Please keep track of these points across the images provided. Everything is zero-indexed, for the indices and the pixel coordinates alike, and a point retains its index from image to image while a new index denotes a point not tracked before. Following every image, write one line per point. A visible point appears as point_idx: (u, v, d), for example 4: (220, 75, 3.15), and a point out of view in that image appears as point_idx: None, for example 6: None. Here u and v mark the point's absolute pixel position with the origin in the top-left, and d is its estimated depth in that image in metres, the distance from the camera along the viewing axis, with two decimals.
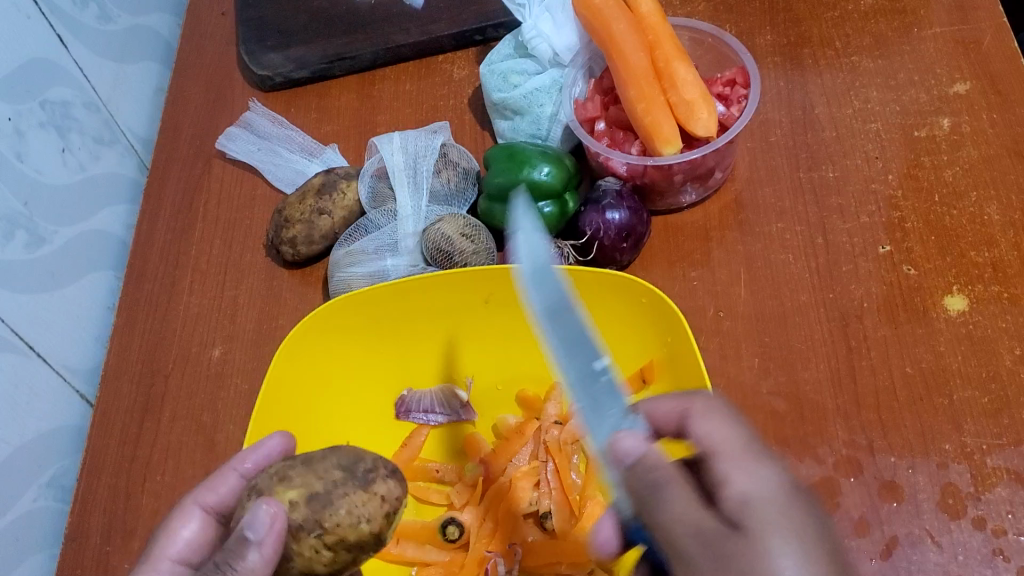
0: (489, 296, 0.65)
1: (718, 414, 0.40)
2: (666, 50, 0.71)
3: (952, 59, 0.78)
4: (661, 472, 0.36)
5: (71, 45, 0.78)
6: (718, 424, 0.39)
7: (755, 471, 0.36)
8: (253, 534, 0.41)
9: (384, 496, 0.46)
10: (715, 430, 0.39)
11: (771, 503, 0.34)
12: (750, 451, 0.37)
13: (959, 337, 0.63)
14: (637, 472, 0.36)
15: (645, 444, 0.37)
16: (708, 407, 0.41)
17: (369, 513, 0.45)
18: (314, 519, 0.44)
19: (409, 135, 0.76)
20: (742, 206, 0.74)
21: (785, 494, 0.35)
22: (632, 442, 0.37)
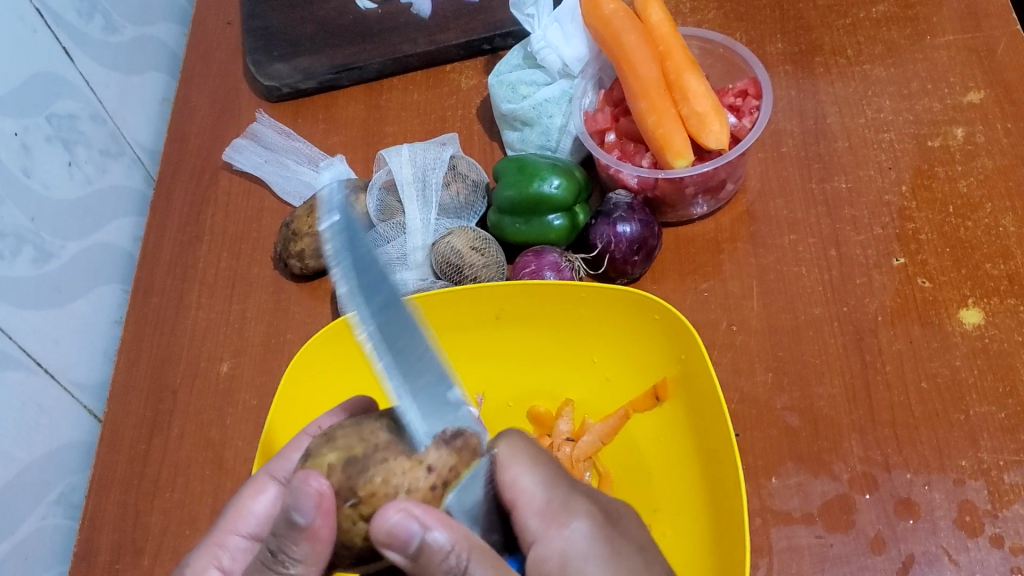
0: (501, 311, 0.65)
1: (521, 463, 0.41)
2: (677, 61, 0.70)
3: (965, 67, 0.77)
4: (462, 556, 0.36)
5: (76, 57, 0.77)
6: (512, 481, 0.41)
7: (568, 527, 0.41)
8: (302, 518, 0.37)
9: (432, 467, 0.39)
10: (520, 487, 0.41)
11: (590, 556, 0.41)
12: (554, 507, 0.41)
13: (975, 351, 0.62)
14: (428, 563, 0.36)
15: (423, 528, 0.36)
16: (512, 455, 0.41)
17: (408, 484, 0.39)
18: (353, 486, 0.39)
19: (418, 147, 0.76)
20: (754, 217, 0.73)
21: (595, 547, 0.41)
22: (414, 528, 0.36)
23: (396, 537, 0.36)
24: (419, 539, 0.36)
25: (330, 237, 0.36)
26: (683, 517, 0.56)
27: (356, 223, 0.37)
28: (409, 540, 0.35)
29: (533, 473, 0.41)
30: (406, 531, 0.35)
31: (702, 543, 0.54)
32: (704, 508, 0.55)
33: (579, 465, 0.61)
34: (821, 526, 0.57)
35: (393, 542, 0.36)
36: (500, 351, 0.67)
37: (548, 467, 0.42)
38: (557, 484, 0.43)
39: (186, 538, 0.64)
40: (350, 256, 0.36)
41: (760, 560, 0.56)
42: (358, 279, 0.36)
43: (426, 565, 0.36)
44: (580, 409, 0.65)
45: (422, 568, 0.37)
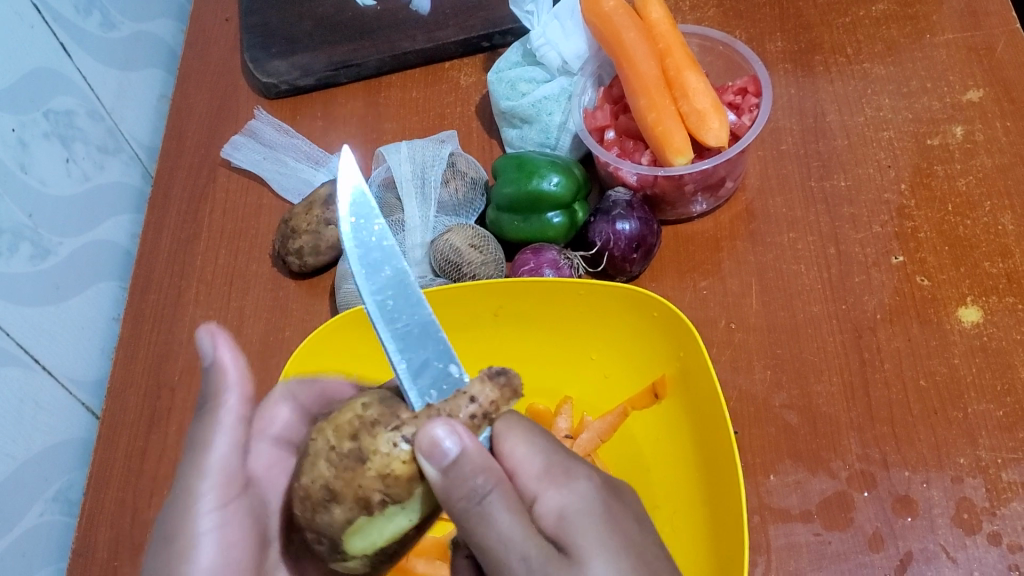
0: (498, 308, 0.65)
1: (516, 432, 0.40)
2: (677, 58, 0.70)
3: (964, 66, 0.77)
4: (488, 481, 0.37)
5: (74, 53, 0.77)
6: (508, 450, 0.40)
7: (567, 487, 0.40)
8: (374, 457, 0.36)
9: (475, 397, 0.40)
10: (516, 455, 0.40)
11: (590, 512, 0.39)
12: (555, 467, 0.41)
13: (973, 349, 0.62)
14: (455, 480, 0.37)
15: (460, 443, 0.36)
16: (507, 426, 0.40)
17: (451, 409, 0.39)
18: (395, 412, 0.40)
19: (417, 144, 0.76)
20: (754, 215, 0.73)
21: (595, 507, 0.39)
22: (449, 441, 0.36)
23: (431, 450, 0.36)
24: (454, 453, 0.36)
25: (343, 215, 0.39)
26: (680, 515, 0.57)
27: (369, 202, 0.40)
28: (440, 456, 0.36)
29: (529, 441, 0.40)
30: (443, 444, 0.36)
31: (700, 542, 0.54)
32: (701, 507, 0.55)
33: None
34: (819, 524, 0.57)
35: (432, 451, 0.36)
36: (499, 350, 0.66)
37: (548, 436, 0.42)
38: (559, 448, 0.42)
39: None
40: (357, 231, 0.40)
41: (758, 558, 0.56)
42: (366, 254, 0.39)
43: (455, 481, 0.37)
44: (579, 407, 0.66)
45: (450, 484, 0.37)
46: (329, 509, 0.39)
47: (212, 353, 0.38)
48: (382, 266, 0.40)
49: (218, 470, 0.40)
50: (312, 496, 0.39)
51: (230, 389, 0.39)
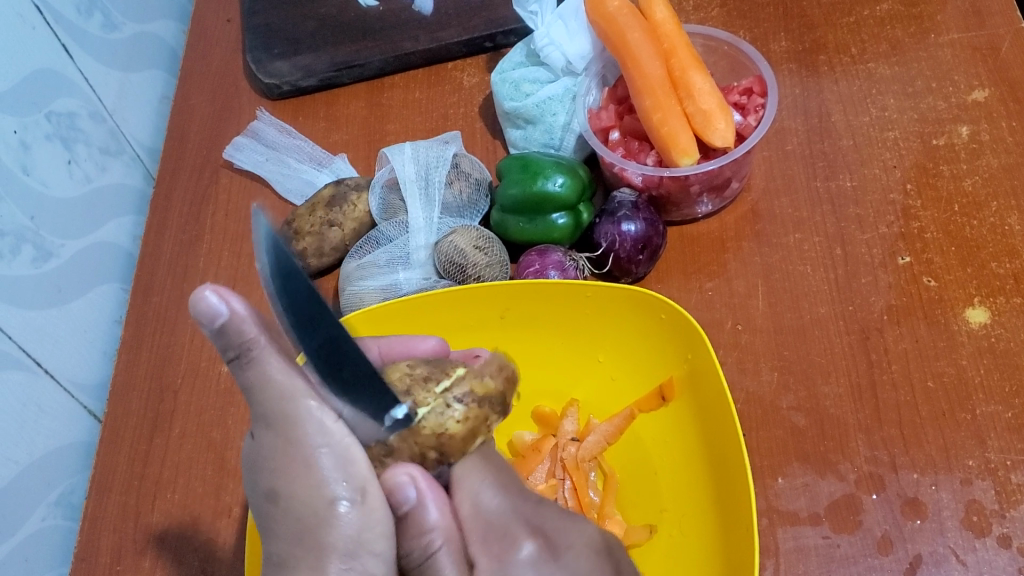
0: (504, 310, 0.64)
1: (467, 486, 0.43)
2: (682, 59, 0.69)
3: (970, 66, 0.77)
4: (435, 542, 0.40)
5: (76, 55, 0.77)
6: (456, 502, 0.43)
7: (504, 559, 0.42)
8: (394, 478, 0.40)
9: (502, 364, 0.47)
10: (464, 507, 0.43)
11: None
12: (492, 534, 0.43)
13: (981, 350, 0.62)
14: (408, 531, 0.41)
15: (419, 494, 0.40)
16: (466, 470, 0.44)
17: (490, 372, 0.46)
18: (441, 372, 0.45)
19: (420, 145, 0.75)
20: (759, 216, 0.73)
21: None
22: (411, 488, 0.40)
23: (394, 494, 0.40)
24: (409, 505, 0.40)
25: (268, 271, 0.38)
26: (689, 518, 0.56)
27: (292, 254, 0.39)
28: (402, 501, 0.40)
29: (485, 493, 0.43)
30: (402, 494, 0.40)
31: (710, 544, 0.54)
32: (711, 508, 0.55)
33: (584, 466, 0.62)
34: (828, 527, 0.57)
35: (391, 498, 0.40)
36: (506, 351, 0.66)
37: (503, 487, 0.44)
38: (501, 510, 0.43)
39: (188, 540, 0.64)
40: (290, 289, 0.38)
41: (766, 561, 0.56)
42: (296, 308, 0.39)
43: (405, 531, 0.41)
44: (586, 409, 0.65)
45: (401, 533, 0.41)
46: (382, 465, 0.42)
47: (224, 304, 0.37)
48: (317, 322, 0.39)
49: (307, 391, 0.40)
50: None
51: (258, 327, 0.38)
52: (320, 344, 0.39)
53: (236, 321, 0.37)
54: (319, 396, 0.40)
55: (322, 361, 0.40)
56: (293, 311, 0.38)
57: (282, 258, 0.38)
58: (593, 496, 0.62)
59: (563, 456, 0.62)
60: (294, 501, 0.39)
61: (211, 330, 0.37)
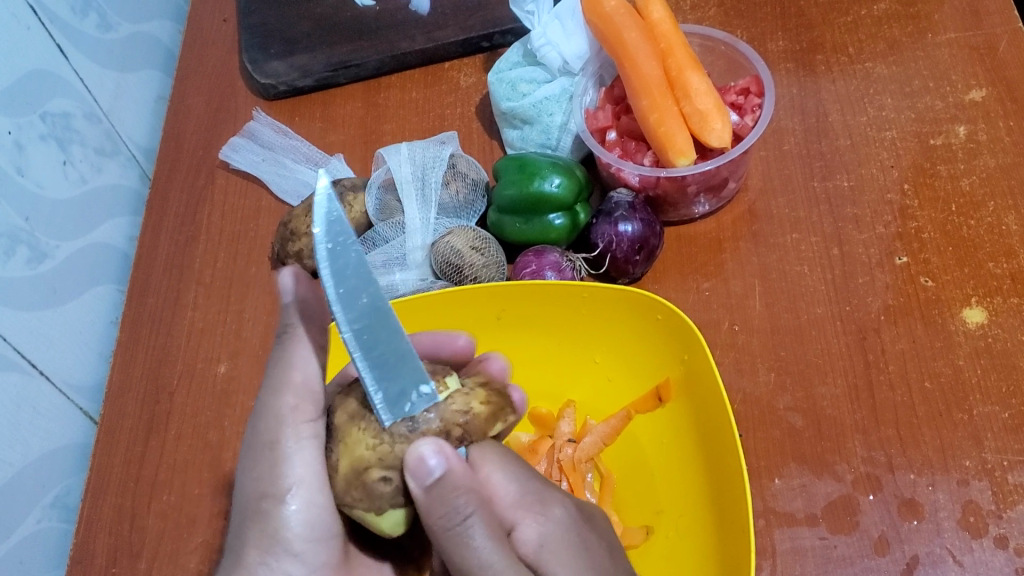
0: (500, 311, 0.64)
1: (494, 461, 0.43)
2: (679, 59, 0.69)
3: (967, 65, 0.77)
4: (470, 501, 0.39)
5: (71, 55, 0.76)
6: (485, 475, 0.43)
7: (544, 515, 0.44)
8: (426, 449, 0.39)
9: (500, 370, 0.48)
10: (494, 480, 0.43)
11: (566, 539, 0.44)
12: (532, 497, 0.44)
13: (978, 350, 0.62)
14: (439, 497, 0.39)
15: (448, 462, 0.39)
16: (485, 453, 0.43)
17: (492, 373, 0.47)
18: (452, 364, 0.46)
19: (416, 145, 0.75)
20: (756, 216, 0.73)
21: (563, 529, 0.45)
22: (439, 457, 0.39)
23: (417, 467, 0.39)
24: (440, 472, 0.39)
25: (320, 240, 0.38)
26: (685, 518, 0.56)
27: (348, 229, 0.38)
28: (431, 470, 0.39)
29: (504, 473, 0.43)
30: (431, 463, 0.39)
31: (707, 544, 0.53)
32: (707, 509, 0.54)
33: (581, 467, 0.61)
34: (825, 528, 0.57)
35: (419, 470, 0.39)
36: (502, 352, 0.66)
37: (517, 467, 0.44)
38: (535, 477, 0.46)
39: (184, 541, 0.64)
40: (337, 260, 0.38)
41: (763, 562, 0.56)
42: (342, 279, 0.38)
43: (436, 504, 0.39)
44: (582, 410, 0.65)
45: (431, 506, 0.39)
46: (390, 447, 0.40)
47: (268, 296, 0.46)
48: (362, 295, 0.38)
49: (294, 390, 0.46)
50: (354, 459, 0.41)
51: (283, 326, 0.45)
52: (362, 317, 0.38)
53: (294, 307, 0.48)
54: (298, 397, 0.46)
55: (358, 336, 0.38)
56: (338, 283, 0.38)
57: (339, 227, 0.38)
58: (590, 498, 0.61)
59: (560, 458, 0.62)
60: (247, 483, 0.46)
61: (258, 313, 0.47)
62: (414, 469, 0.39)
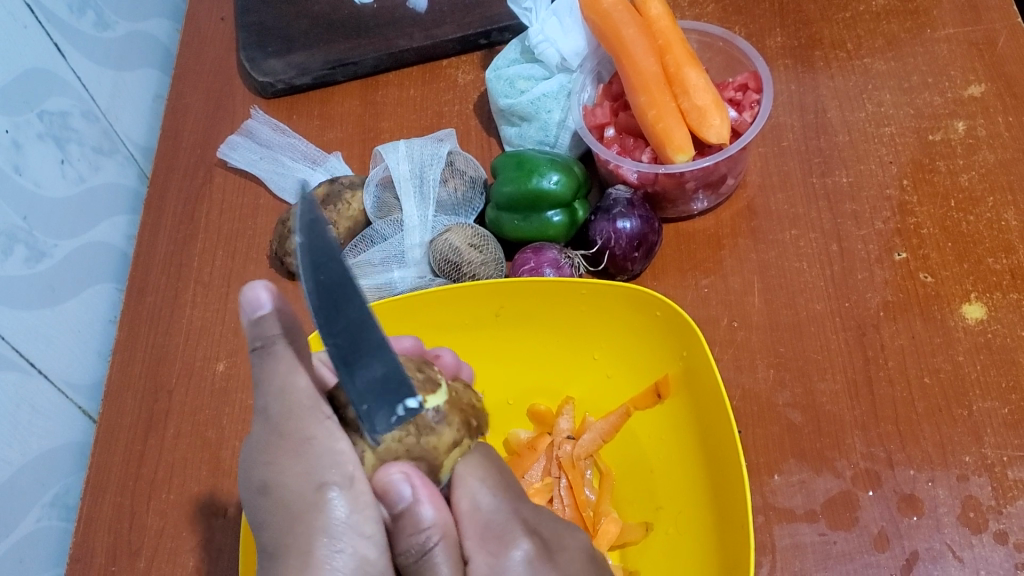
0: (500, 308, 0.64)
1: (469, 484, 0.44)
2: (677, 55, 0.69)
3: (966, 60, 0.76)
4: (432, 538, 0.41)
5: (69, 54, 0.76)
6: (456, 499, 0.43)
7: (500, 555, 0.41)
8: (394, 481, 0.40)
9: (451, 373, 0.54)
10: (468, 502, 0.43)
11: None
12: (490, 532, 0.42)
13: (978, 346, 0.62)
14: (404, 529, 0.41)
15: (417, 491, 0.41)
16: (467, 468, 0.44)
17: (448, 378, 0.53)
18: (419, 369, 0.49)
19: (414, 143, 0.75)
20: (755, 212, 0.73)
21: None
22: (408, 486, 0.40)
23: (389, 493, 0.41)
24: (409, 501, 0.40)
25: (303, 254, 0.37)
26: (684, 515, 0.56)
27: (330, 241, 0.38)
28: (399, 498, 0.40)
29: (484, 492, 0.43)
30: (400, 491, 0.40)
31: (705, 542, 0.53)
32: (706, 506, 0.54)
33: (580, 464, 0.61)
34: (824, 524, 0.57)
35: (387, 496, 0.41)
36: (502, 349, 0.66)
37: (500, 488, 0.44)
38: (500, 510, 0.43)
39: (183, 539, 0.64)
40: (319, 271, 0.37)
41: (762, 558, 0.56)
42: (323, 290, 0.37)
43: (403, 529, 0.41)
44: (582, 407, 0.65)
45: (399, 532, 0.41)
46: (416, 438, 0.44)
47: (268, 302, 0.45)
48: (342, 303, 0.38)
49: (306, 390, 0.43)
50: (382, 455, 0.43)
51: (285, 328, 0.45)
52: (342, 328, 0.38)
53: (273, 316, 0.44)
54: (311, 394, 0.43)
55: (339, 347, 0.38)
56: (317, 292, 0.37)
57: (318, 237, 0.38)
58: (589, 494, 0.61)
59: (559, 455, 0.62)
60: (282, 487, 0.41)
61: (250, 319, 0.45)
62: (385, 495, 0.41)
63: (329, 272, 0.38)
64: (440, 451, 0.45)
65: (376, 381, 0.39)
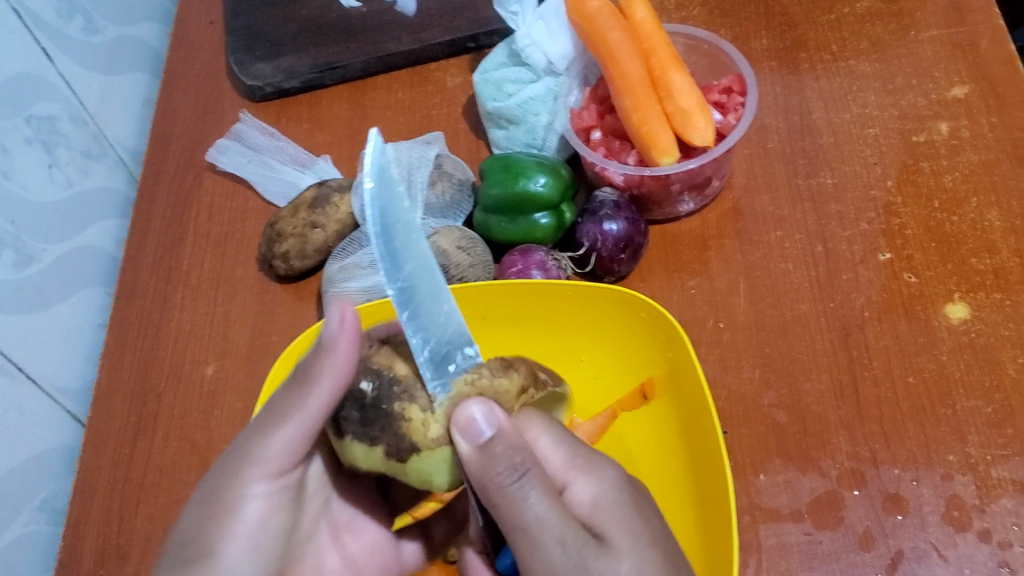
0: (486, 311, 0.64)
1: (539, 425, 0.44)
2: (662, 58, 0.70)
3: (949, 62, 0.77)
4: (523, 468, 0.41)
5: (57, 58, 0.76)
6: (533, 438, 0.44)
7: (593, 478, 0.44)
8: (480, 419, 0.41)
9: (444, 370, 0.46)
10: (541, 443, 0.44)
11: (614, 504, 0.43)
12: (577, 460, 0.45)
13: (961, 346, 0.62)
14: (492, 461, 0.40)
15: (498, 425, 0.41)
16: (537, 419, 0.45)
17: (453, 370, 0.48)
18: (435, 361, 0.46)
19: (402, 146, 0.76)
20: (741, 214, 0.73)
21: (618, 491, 0.44)
22: (486, 422, 0.41)
23: (469, 433, 0.41)
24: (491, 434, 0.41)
25: (370, 201, 0.38)
26: (670, 515, 0.56)
27: (397, 187, 0.38)
28: (479, 435, 0.41)
29: (551, 434, 0.44)
30: (480, 426, 0.41)
31: (691, 542, 0.54)
32: (691, 506, 0.55)
33: None
34: (810, 523, 0.57)
35: (469, 430, 0.41)
36: (488, 351, 0.66)
37: (565, 434, 0.45)
38: (574, 445, 0.45)
39: None
40: (386, 220, 0.38)
41: (748, 558, 0.56)
42: (390, 240, 0.39)
43: (491, 466, 0.40)
44: None
45: (483, 467, 0.40)
46: (487, 383, 0.43)
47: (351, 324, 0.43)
48: (407, 255, 0.39)
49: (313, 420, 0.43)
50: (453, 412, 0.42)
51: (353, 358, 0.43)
52: (406, 276, 0.40)
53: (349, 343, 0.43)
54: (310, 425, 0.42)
55: (402, 295, 0.40)
56: (384, 241, 0.38)
57: (383, 185, 0.38)
58: None
59: None
60: None
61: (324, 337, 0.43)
62: (471, 430, 0.41)
63: (396, 222, 0.39)
64: (512, 396, 0.44)
65: (439, 330, 0.41)
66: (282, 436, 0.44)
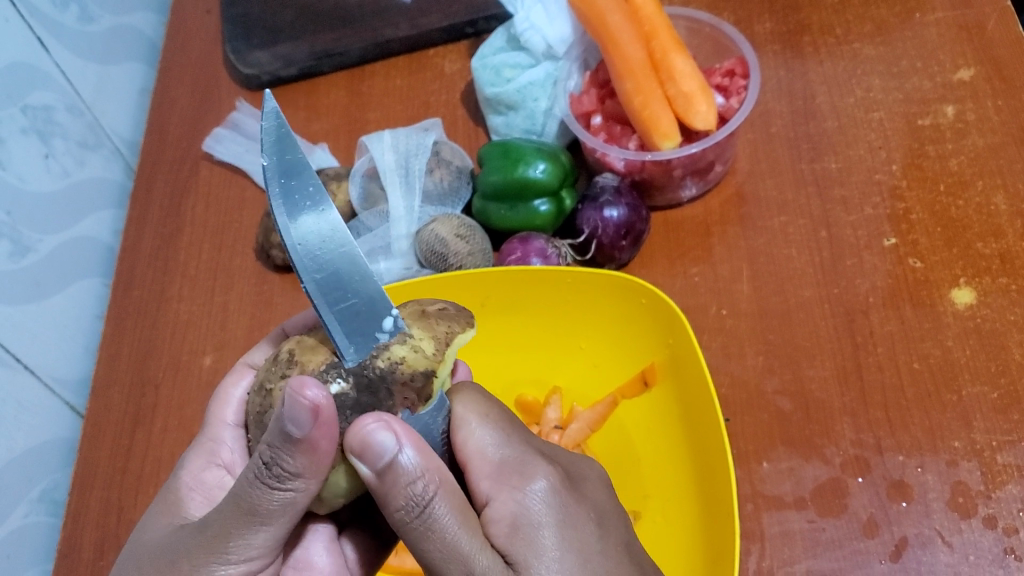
0: (486, 298, 0.63)
1: (471, 422, 0.41)
2: (662, 40, 0.69)
3: (954, 44, 0.76)
4: (430, 488, 0.37)
5: (51, 47, 0.75)
6: (461, 441, 0.40)
7: (523, 489, 0.39)
8: (388, 442, 0.36)
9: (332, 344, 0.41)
10: (475, 442, 0.40)
11: (539, 527, 0.38)
12: (507, 469, 0.40)
13: (966, 331, 0.62)
14: (394, 484, 0.37)
15: (399, 443, 0.36)
16: (468, 409, 0.41)
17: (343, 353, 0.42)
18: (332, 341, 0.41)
19: (398, 133, 0.74)
20: (744, 199, 0.72)
21: (551, 513, 0.38)
22: (388, 437, 0.36)
23: (369, 449, 0.36)
24: (394, 454, 0.36)
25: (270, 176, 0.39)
26: (674, 505, 0.56)
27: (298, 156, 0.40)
28: (382, 452, 0.36)
29: (487, 429, 0.40)
30: (381, 445, 0.36)
31: (696, 533, 0.53)
32: (696, 495, 0.54)
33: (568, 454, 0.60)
34: (813, 511, 0.56)
35: (366, 451, 0.36)
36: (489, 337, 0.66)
37: (506, 425, 0.41)
38: (511, 446, 0.41)
39: None
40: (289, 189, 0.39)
41: (751, 546, 0.56)
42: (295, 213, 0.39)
43: (393, 486, 0.37)
44: (568, 397, 0.64)
45: (386, 490, 0.37)
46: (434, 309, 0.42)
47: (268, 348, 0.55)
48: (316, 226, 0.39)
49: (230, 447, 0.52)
50: (430, 330, 0.41)
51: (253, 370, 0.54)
52: (323, 263, 0.39)
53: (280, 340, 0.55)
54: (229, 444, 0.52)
55: (323, 283, 0.39)
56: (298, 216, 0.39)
57: (284, 155, 0.40)
58: None
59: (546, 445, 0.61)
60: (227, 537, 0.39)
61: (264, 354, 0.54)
62: (369, 453, 0.36)
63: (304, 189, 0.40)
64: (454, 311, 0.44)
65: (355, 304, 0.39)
66: (258, 539, 0.39)
